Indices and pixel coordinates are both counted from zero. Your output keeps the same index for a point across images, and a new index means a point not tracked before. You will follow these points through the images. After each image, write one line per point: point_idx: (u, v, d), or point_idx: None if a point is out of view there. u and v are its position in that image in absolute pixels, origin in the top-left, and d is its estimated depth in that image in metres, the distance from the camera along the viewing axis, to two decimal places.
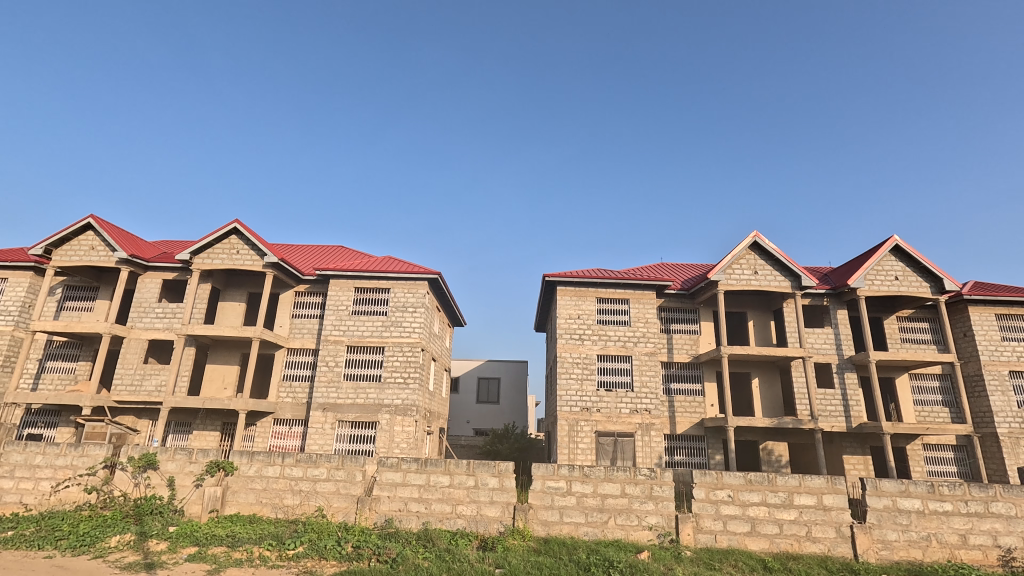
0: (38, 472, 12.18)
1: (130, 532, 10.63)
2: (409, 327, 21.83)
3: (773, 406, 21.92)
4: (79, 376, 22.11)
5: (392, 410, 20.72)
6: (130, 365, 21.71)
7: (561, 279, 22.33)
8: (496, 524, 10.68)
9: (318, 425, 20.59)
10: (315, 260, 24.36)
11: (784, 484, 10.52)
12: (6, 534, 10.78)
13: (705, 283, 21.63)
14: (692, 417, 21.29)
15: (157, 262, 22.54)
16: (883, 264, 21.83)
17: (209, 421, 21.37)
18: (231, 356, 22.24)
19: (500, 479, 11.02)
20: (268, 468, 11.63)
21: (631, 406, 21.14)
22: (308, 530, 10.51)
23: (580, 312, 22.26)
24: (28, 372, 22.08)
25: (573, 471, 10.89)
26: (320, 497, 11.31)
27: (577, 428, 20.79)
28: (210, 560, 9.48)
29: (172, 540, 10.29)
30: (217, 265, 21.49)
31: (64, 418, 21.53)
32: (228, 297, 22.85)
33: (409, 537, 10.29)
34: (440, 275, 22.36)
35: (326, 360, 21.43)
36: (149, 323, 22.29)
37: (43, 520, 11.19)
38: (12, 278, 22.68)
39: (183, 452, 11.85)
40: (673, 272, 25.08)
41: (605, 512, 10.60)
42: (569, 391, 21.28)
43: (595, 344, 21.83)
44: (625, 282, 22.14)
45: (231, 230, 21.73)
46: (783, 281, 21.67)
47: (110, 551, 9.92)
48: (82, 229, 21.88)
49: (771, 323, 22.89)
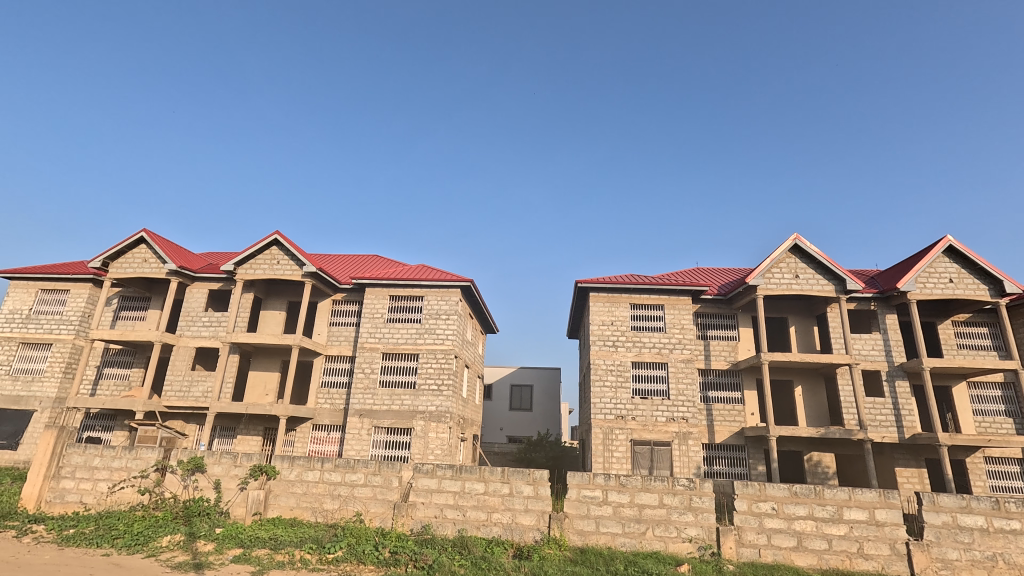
0: (95, 473, 12.78)
1: (180, 533, 11.07)
2: (442, 334, 22.08)
3: (818, 415, 21.06)
4: (132, 382, 23.26)
5: (426, 417, 20.94)
6: (179, 372, 22.70)
7: (593, 285, 22.12)
8: (532, 532, 10.59)
9: (355, 430, 20.97)
10: (351, 270, 24.98)
11: (831, 497, 10.09)
12: (67, 532, 11.42)
13: (743, 288, 21.01)
14: (732, 427, 20.64)
15: (203, 272, 23.54)
16: (936, 265, 20.71)
17: (252, 425, 22.11)
18: (272, 363, 22.99)
19: (535, 487, 10.93)
20: (308, 473, 11.94)
21: (667, 415, 20.69)
22: (346, 534, 10.70)
23: (613, 318, 21.97)
24: (87, 378, 23.39)
25: (608, 480, 10.71)
26: (358, 502, 11.50)
27: (611, 437, 20.47)
28: (253, 562, 9.75)
29: (219, 541, 10.66)
30: (258, 275, 22.27)
31: (119, 422, 22.67)
32: (269, 306, 23.60)
33: (445, 544, 10.33)
34: (473, 282, 22.53)
35: (362, 368, 21.85)
36: (197, 332, 23.27)
37: (100, 519, 11.79)
38: (72, 289, 24.23)
39: (228, 456, 12.29)
40: (710, 277, 24.51)
41: (642, 523, 10.37)
42: (603, 399, 21.01)
43: (629, 351, 21.49)
44: (659, 288, 21.77)
45: (272, 241, 22.53)
46: (826, 285, 20.83)
47: (162, 551, 10.37)
48: (135, 243, 23.11)
49: (814, 328, 22.06)
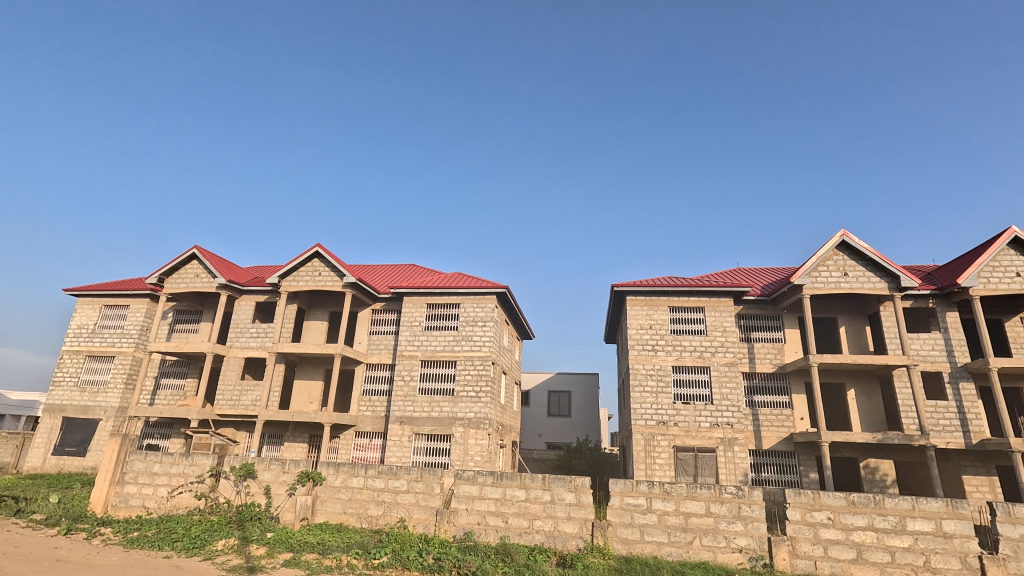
0: (156, 478, 13.43)
1: (234, 537, 11.52)
2: (479, 341, 22.22)
3: (874, 419, 20.00)
4: (187, 392, 24.43)
5: (465, 424, 21.08)
6: (229, 382, 23.69)
7: (630, 289, 21.79)
8: (575, 540, 10.47)
9: (396, 437, 21.31)
10: (389, 279, 25.52)
11: (893, 507, 9.55)
12: (132, 534, 12.06)
13: (788, 288, 20.25)
14: (780, 432, 19.87)
15: (250, 286, 24.55)
16: (1000, 259, 19.39)
17: (298, 433, 22.80)
18: (316, 372, 23.68)
19: (576, 494, 10.82)
20: (352, 479, 12.19)
21: (711, 420, 20.11)
22: (391, 540, 10.85)
23: (651, 321, 21.58)
24: (147, 388, 24.72)
25: (652, 487, 10.47)
26: (401, 508, 11.66)
27: (653, 443, 20.04)
28: (303, 566, 10.04)
29: (270, 545, 11.01)
30: (301, 287, 23.04)
31: (176, 430, 23.83)
32: (312, 317, 24.35)
33: (488, 551, 10.33)
34: (508, 289, 22.59)
35: (402, 375, 22.22)
36: (245, 343, 24.26)
37: (161, 522, 12.40)
38: (132, 304, 25.71)
39: (277, 462, 12.70)
40: (752, 278, 23.75)
41: (688, 532, 10.08)
42: (643, 405, 20.60)
43: (669, 355, 21.04)
44: (698, 290, 21.25)
45: (314, 254, 23.27)
46: (877, 282, 19.83)
47: (218, 554, 10.80)
48: (188, 259, 24.34)
49: (866, 328, 21.02)
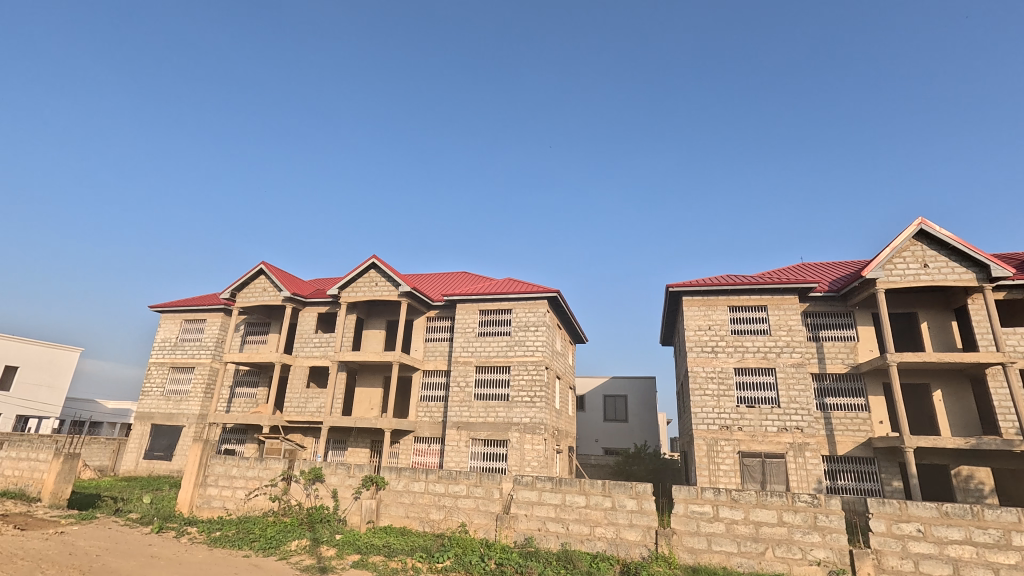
0: (234, 481, 14.29)
1: (305, 538, 12.07)
2: (532, 346, 22.23)
3: (966, 423, 18.33)
4: (259, 400, 25.90)
5: (521, 429, 21.10)
6: (296, 390, 24.91)
7: (686, 289, 21.13)
8: (638, 548, 10.21)
9: (453, 442, 21.63)
10: (442, 287, 26.05)
11: (994, 519, 8.70)
12: (215, 534, 12.90)
13: (860, 282, 18.97)
14: (857, 437, 18.60)
15: (313, 297, 25.75)
16: None
17: (361, 438, 23.62)
18: (376, 379, 24.48)
19: (638, 501, 10.57)
20: (414, 483, 12.47)
21: (779, 424, 19.10)
22: (453, 544, 11.02)
23: (710, 322, 20.81)
24: (223, 396, 26.42)
25: (718, 494, 10.05)
26: (462, 513, 11.81)
27: (716, 448, 19.26)
28: (370, 568, 10.38)
29: (339, 547, 11.44)
30: (359, 297, 23.93)
31: (249, 436, 25.29)
32: (370, 326, 25.22)
33: (549, 557, 10.27)
34: (559, 293, 22.48)
35: (457, 381, 22.57)
36: (310, 352, 25.45)
37: (240, 523, 13.18)
38: (209, 318, 27.59)
39: (343, 467, 13.21)
40: (818, 273, 22.43)
41: (760, 542, 9.60)
42: (704, 409, 19.86)
43: (730, 357, 20.20)
44: (760, 288, 20.30)
45: (370, 265, 24.12)
46: (963, 273, 18.22)
47: (292, 554, 11.35)
48: (256, 274, 25.87)
49: (952, 324, 19.34)
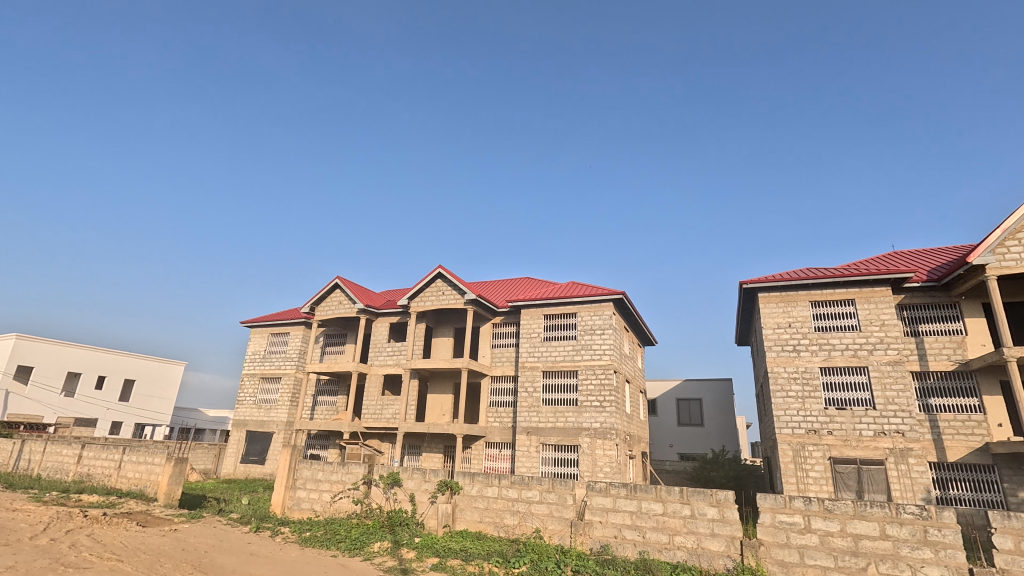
0: (320, 485, 15.16)
1: (387, 540, 12.57)
2: (599, 349, 21.91)
3: None
4: (339, 407, 27.35)
5: (592, 434, 20.81)
6: (372, 397, 26.07)
7: (762, 285, 19.99)
8: (722, 559, 9.71)
9: (524, 448, 21.70)
10: (507, 293, 26.34)
11: None
12: (305, 534, 13.73)
13: (965, 269, 17.09)
14: (971, 441, 16.70)
15: (384, 308, 26.90)
16: None
17: (434, 443, 24.28)
18: (446, 386, 25.11)
19: (719, 510, 10.08)
20: (487, 488, 12.64)
21: (875, 428, 17.54)
22: (528, 550, 11.04)
23: (790, 319, 19.55)
24: (307, 404, 28.14)
25: (809, 504, 9.38)
26: (536, 519, 11.82)
27: (804, 454, 17.97)
28: (449, 571, 10.62)
29: (418, 550, 11.81)
30: (428, 306, 24.70)
31: (332, 441, 26.74)
32: (439, 334, 25.94)
33: (627, 566, 10.03)
34: (625, 294, 22.04)
35: (525, 387, 22.65)
36: (384, 361, 26.56)
37: (327, 524, 13.95)
38: (292, 331, 29.55)
39: (419, 472, 13.65)
40: (914, 262, 20.47)
41: (860, 557, 8.84)
42: (788, 412, 18.64)
43: (815, 356, 18.86)
44: (846, 280, 18.82)
45: (437, 275, 24.85)
46: None
47: (375, 555, 11.86)
48: (332, 288, 27.42)
49: None
